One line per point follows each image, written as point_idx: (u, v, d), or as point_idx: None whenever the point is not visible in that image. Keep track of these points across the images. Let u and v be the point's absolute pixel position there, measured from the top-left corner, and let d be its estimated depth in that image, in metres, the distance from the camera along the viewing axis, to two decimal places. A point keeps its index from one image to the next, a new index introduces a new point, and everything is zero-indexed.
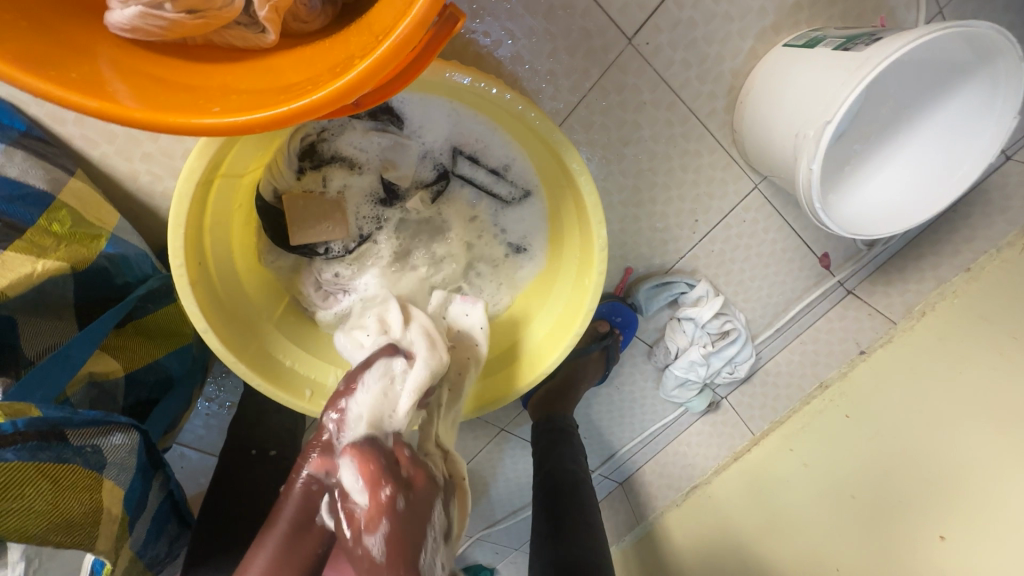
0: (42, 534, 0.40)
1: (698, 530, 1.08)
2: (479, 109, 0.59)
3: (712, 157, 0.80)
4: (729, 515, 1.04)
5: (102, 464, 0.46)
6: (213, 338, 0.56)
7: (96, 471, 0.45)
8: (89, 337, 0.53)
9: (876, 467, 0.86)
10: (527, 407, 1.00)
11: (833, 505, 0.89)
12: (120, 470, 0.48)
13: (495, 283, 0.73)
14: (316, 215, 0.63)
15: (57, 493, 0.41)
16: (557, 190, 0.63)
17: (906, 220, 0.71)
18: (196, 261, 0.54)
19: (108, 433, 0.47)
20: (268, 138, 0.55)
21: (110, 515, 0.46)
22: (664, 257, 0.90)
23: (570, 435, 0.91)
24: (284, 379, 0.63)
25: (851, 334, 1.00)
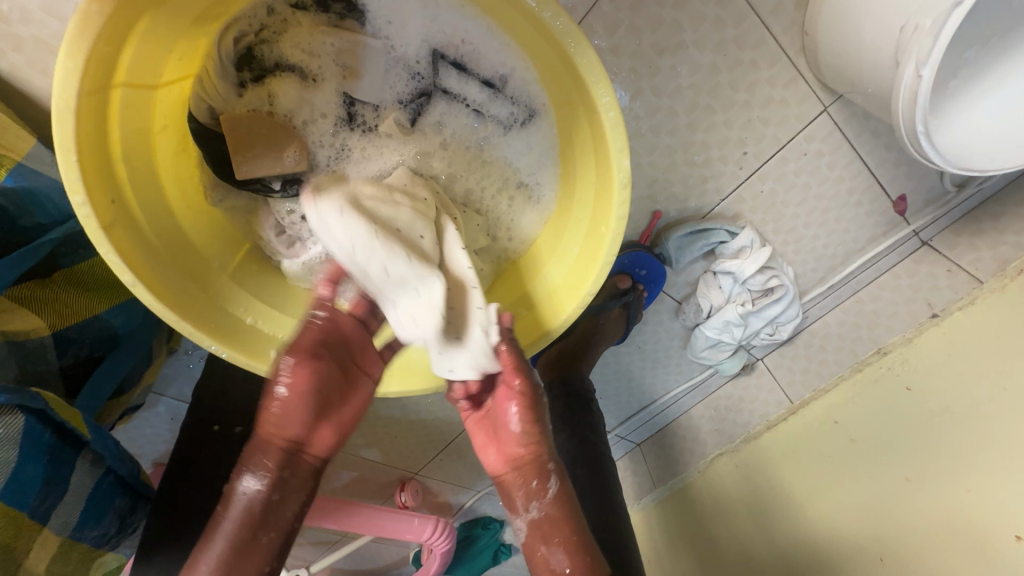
0: None
1: (720, 500, 1.01)
2: None
3: (773, 70, 0.63)
4: (753, 488, 0.96)
5: None
6: (143, 293, 0.45)
7: None
8: None
9: (942, 452, 0.73)
10: (536, 364, 0.90)
11: (880, 487, 0.78)
12: None
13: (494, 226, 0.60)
14: (265, 141, 0.51)
15: None
16: (567, 108, 0.49)
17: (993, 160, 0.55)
18: (108, 198, 0.43)
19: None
20: (180, 29, 0.42)
21: None
22: (701, 199, 0.75)
23: (589, 402, 0.82)
24: (243, 341, 0.53)
25: (920, 292, 0.85)
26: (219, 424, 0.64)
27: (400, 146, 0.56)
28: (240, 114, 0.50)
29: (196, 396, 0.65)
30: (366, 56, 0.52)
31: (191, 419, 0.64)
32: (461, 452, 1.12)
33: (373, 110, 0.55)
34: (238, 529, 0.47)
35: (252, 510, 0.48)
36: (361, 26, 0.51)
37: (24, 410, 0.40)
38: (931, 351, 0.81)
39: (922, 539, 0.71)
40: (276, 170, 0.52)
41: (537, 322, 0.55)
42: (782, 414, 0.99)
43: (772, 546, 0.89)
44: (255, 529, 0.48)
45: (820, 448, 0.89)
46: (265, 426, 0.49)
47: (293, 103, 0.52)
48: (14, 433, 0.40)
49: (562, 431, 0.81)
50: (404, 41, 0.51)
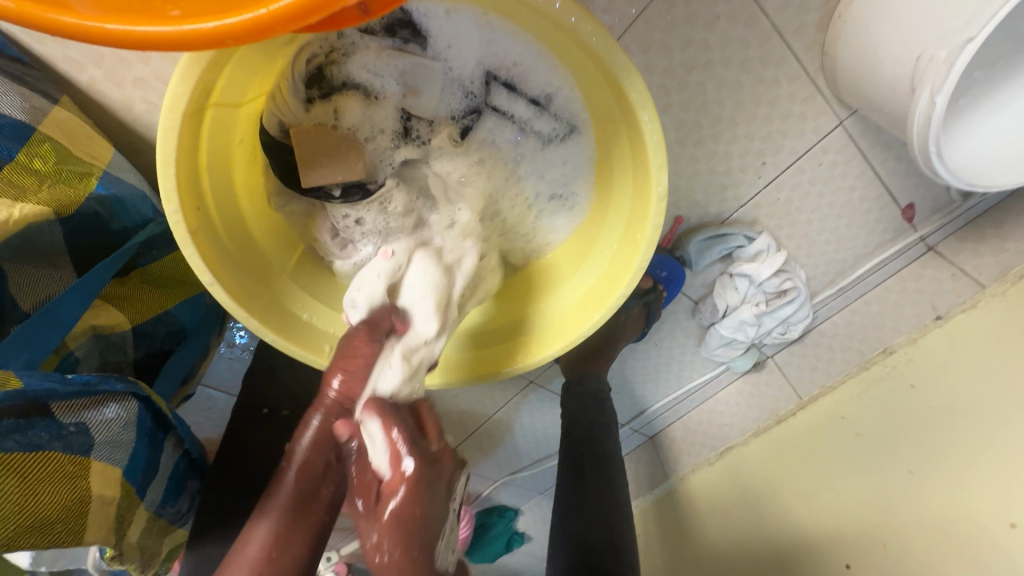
0: (12, 537, 0.37)
1: (727, 491, 1.06)
2: (519, 25, 0.49)
3: (794, 87, 0.68)
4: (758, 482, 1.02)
5: (89, 446, 0.42)
6: (220, 291, 0.51)
7: (81, 455, 0.41)
8: (77, 296, 0.47)
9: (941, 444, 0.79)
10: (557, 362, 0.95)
11: (886, 478, 0.83)
12: (114, 448, 0.44)
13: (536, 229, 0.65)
14: (327, 152, 0.55)
15: (27, 491, 0.37)
16: (608, 129, 0.54)
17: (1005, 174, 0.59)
18: (195, 206, 0.47)
19: (100, 405, 0.43)
20: (267, 56, 0.46)
21: (102, 500, 0.43)
22: (721, 205, 0.79)
23: (602, 402, 0.86)
24: (300, 334, 0.59)
25: (925, 295, 0.89)
26: (267, 407, 0.68)
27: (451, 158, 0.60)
28: (308, 127, 0.54)
29: (248, 381, 0.70)
30: (427, 78, 0.56)
31: (243, 404, 0.69)
32: (481, 443, 1.16)
33: (427, 125, 0.60)
34: (296, 488, 0.52)
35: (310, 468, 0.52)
36: (423, 49, 0.54)
37: (138, 399, 0.46)
38: (938, 351, 0.86)
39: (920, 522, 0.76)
40: (339, 178, 0.56)
41: (566, 327, 0.60)
42: (791, 409, 1.03)
43: (777, 532, 0.94)
44: (314, 484, 0.52)
45: (828, 441, 0.94)
46: (323, 401, 0.51)
47: (357, 119, 0.56)
48: (129, 419, 0.45)
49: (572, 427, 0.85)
50: (461, 62, 0.55)
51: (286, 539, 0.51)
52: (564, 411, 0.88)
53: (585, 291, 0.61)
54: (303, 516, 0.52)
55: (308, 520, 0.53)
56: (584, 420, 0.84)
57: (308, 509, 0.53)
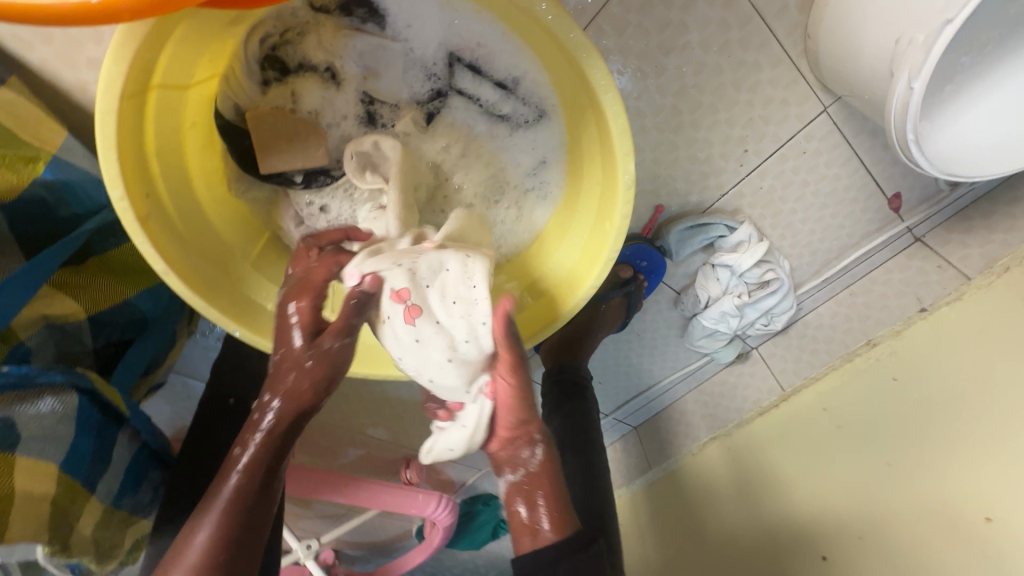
0: None
1: (708, 479, 1.06)
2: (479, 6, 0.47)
3: (776, 71, 0.66)
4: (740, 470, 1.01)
5: (16, 442, 0.41)
6: (175, 281, 0.49)
7: (9, 451, 0.40)
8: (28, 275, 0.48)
9: (922, 436, 0.78)
10: (537, 351, 0.94)
11: (866, 470, 0.82)
12: (49, 442, 0.43)
13: (512, 215, 0.62)
14: (287, 137, 0.55)
15: None
16: (574, 112, 0.52)
17: (975, 167, 0.58)
18: (142, 191, 0.46)
19: (37, 398, 0.42)
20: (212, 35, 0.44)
21: (38, 496, 0.42)
22: (702, 193, 0.77)
23: (583, 389, 0.85)
24: (263, 326, 0.56)
25: (910, 286, 0.87)
26: (235, 397, 0.67)
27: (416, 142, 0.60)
28: (266, 110, 0.54)
29: (216, 368, 0.69)
30: (387, 60, 0.55)
31: (211, 393, 0.67)
32: (464, 433, 1.16)
33: (391, 109, 0.59)
34: (240, 489, 0.49)
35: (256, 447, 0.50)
36: (382, 29, 0.53)
37: (82, 393, 0.45)
38: (921, 345, 0.85)
39: (897, 515, 0.76)
40: (299, 164, 0.56)
41: (545, 309, 0.58)
42: (773, 401, 1.02)
43: (758, 519, 0.94)
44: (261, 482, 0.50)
45: (810, 432, 0.93)
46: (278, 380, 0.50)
47: (317, 102, 0.56)
48: (71, 412, 0.44)
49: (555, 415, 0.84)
50: (423, 42, 0.54)
51: (241, 532, 0.49)
52: (546, 398, 0.87)
53: (563, 274, 0.58)
54: (251, 509, 0.49)
55: (256, 527, 0.49)
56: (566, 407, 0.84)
57: (259, 501, 0.50)
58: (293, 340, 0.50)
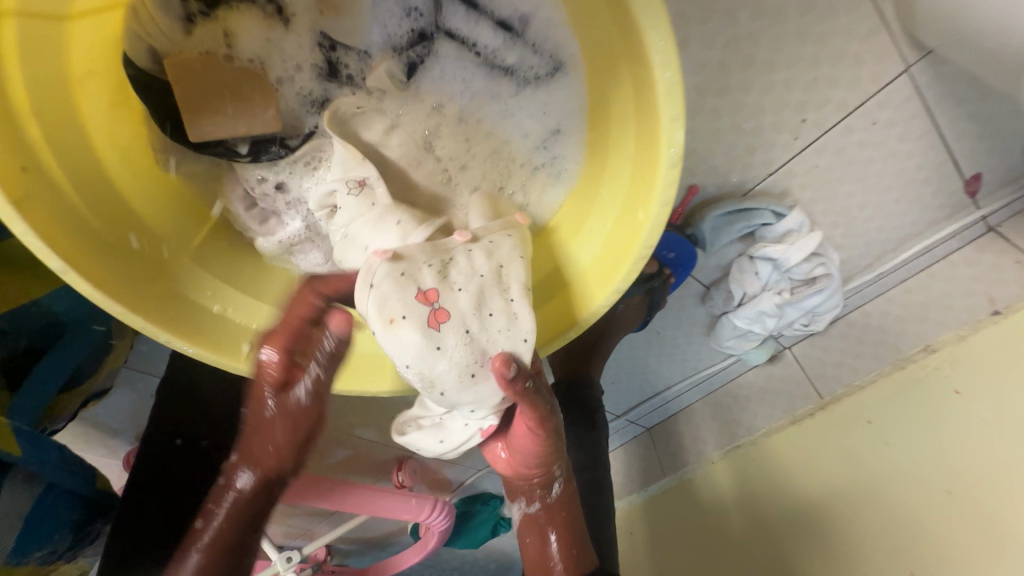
0: None
1: (726, 497, 0.96)
2: None
3: (852, 18, 0.52)
4: (762, 485, 0.91)
5: None
6: (78, 281, 0.37)
7: None
8: None
9: (990, 466, 0.66)
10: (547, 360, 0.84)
11: (920, 496, 0.71)
12: None
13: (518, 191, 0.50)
14: (223, 93, 0.44)
15: None
16: (598, 58, 0.39)
17: None
18: (14, 162, 0.34)
19: None
20: None
21: None
22: (745, 172, 0.64)
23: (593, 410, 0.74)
24: (209, 336, 0.44)
25: (981, 284, 0.75)
26: (181, 438, 0.57)
27: (396, 102, 0.48)
28: (191, 57, 0.42)
29: (161, 398, 0.57)
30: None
31: (151, 431, 0.57)
32: None
33: (358, 58, 0.47)
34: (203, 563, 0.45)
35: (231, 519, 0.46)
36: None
37: None
38: (989, 352, 0.70)
39: (959, 559, 0.65)
40: (242, 129, 0.45)
41: (562, 315, 0.47)
42: (810, 410, 0.89)
43: (787, 541, 0.85)
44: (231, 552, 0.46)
45: (851, 449, 0.81)
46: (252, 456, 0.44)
47: (258, 47, 0.45)
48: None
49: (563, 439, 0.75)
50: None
51: None
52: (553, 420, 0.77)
53: (582, 271, 0.47)
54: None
55: None
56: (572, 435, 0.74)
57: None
58: (262, 399, 0.43)
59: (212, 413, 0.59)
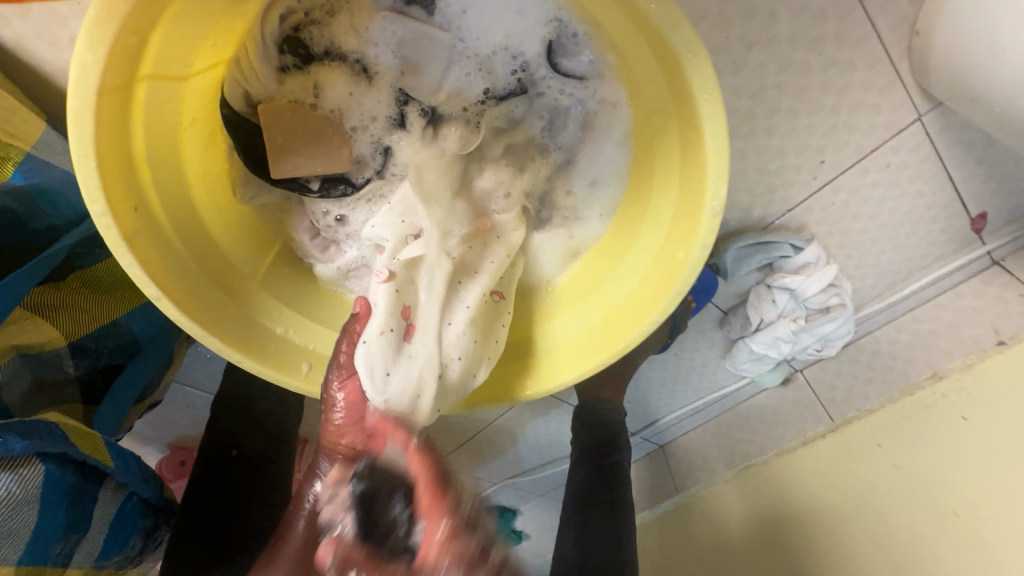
0: None
1: (729, 520, 0.99)
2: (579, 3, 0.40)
3: (870, 72, 0.57)
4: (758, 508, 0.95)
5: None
6: (169, 306, 0.41)
7: None
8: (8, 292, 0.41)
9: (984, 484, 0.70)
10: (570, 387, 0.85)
11: (924, 517, 0.74)
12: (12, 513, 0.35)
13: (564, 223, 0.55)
14: (305, 138, 0.48)
15: None
16: (650, 116, 0.45)
17: None
18: (129, 204, 0.38)
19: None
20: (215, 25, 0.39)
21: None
22: (767, 208, 0.69)
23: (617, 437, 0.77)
24: (273, 354, 0.48)
25: (987, 316, 0.77)
26: (237, 448, 0.59)
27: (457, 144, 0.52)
28: (282, 105, 0.48)
29: (214, 414, 0.61)
30: (424, 49, 0.48)
31: (208, 442, 0.59)
32: (481, 451, 1.03)
33: (423, 112, 0.52)
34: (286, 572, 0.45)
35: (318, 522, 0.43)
36: (427, 13, 0.47)
37: (50, 452, 0.37)
38: (996, 381, 0.74)
39: None
40: (317, 169, 0.50)
41: (521, 374, 0.53)
42: (821, 431, 0.92)
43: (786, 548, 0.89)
44: None
45: (862, 472, 0.83)
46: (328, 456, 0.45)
47: (341, 99, 0.50)
48: (33, 492, 0.36)
49: (582, 462, 0.76)
50: (477, 34, 0.48)
51: None
52: (574, 445, 0.79)
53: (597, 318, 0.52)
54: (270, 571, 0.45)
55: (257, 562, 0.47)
56: (594, 453, 0.76)
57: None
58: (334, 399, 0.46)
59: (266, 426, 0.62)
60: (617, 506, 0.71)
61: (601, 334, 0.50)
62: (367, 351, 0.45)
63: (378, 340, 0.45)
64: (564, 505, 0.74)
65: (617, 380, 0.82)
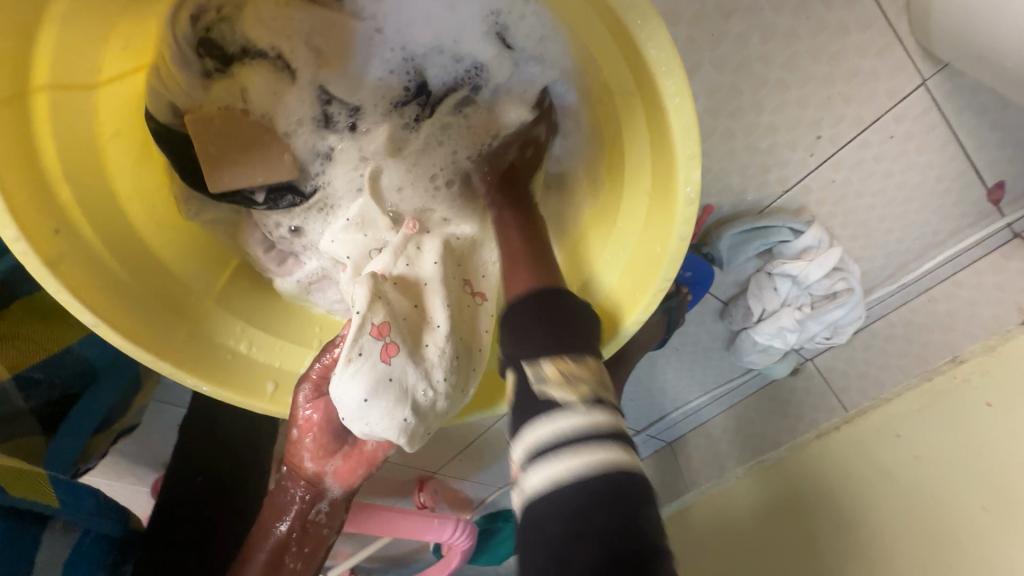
0: None
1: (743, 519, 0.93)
2: None
3: (865, 35, 0.52)
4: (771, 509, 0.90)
5: None
6: (111, 334, 0.38)
7: None
8: None
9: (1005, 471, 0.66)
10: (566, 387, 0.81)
11: (944, 509, 0.69)
12: None
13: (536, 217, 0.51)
14: (241, 145, 0.46)
15: None
16: (613, 99, 0.41)
17: None
18: (48, 226, 0.35)
19: None
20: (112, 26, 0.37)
21: None
22: (760, 190, 0.64)
23: None
24: (233, 375, 0.45)
25: (1010, 292, 0.71)
26: (202, 474, 0.57)
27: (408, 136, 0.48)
28: (209, 113, 0.45)
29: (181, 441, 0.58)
30: (346, 41, 0.47)
31: (176, 469, 0.57)
32: (482, 455, 0.99)
33: (353, 110, 0.49)
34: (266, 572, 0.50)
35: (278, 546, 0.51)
36: (338, 3, 0.47)
37: None
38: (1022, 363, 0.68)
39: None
40: (261, 177, 0.46)
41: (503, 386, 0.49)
42: (835, 423, 0.86)
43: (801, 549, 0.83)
44: None
45: (880, 462, 0.77)
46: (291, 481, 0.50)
47: (266, 100, 0.47)
48: None
49: None
50: (408, 22, 0.47)
51: None
52: None
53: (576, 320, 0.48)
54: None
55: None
56: None
57: None
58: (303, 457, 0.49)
59: (235, 449, 0.60)
60: None
61: None
62: (338, 380, 0.39)
63: (348, 372, 0.39)
64: None
65: (613, 380, 0.77)
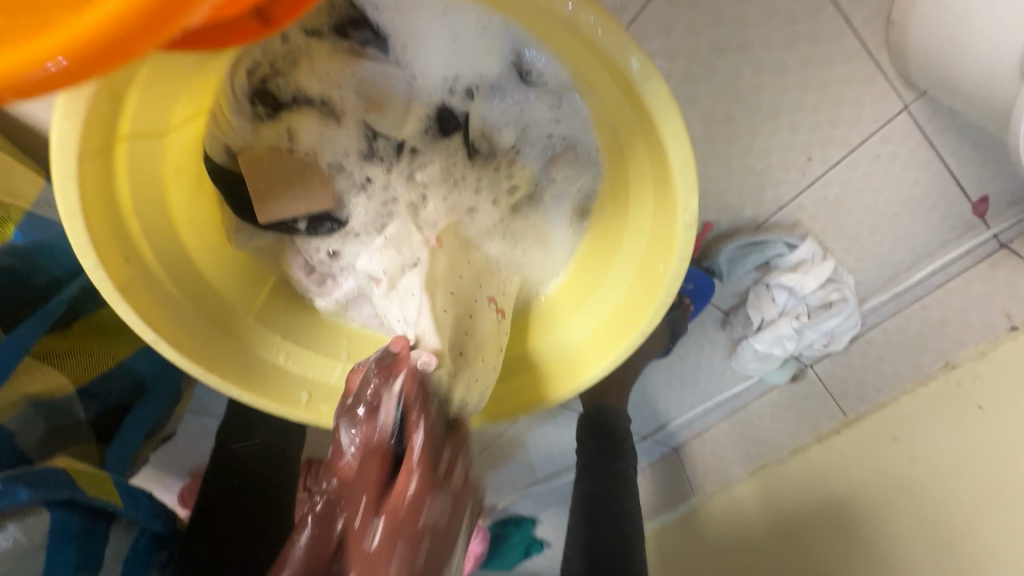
0: None
1: (750, 527, 0.95)
2: (528, 25, 0.41)
3: (849, 67, 0.56)
4: (771, 513, 0.93)
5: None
6: (167, 349, 0.43)
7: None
8: (14, 344, 0.44)
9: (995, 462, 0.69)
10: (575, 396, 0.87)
11: (933, 507, 0.73)
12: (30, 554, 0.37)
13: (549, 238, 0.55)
14: (288, 180, 0.50)
15: None
16: (618, 135, 0.45)
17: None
18: (120, 255, 0.39)
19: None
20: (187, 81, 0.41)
21: None
22: (757, 208, 0.68)
23: (618, 438, 0.77)
24: (273, 385, 0.50)
25: (997, 300, 0.75)
26: (239, 474, 0.62)
27: (432, 158, 0.53)
28: (259, 152, 0.49)
29: (217, 441, 0.64)
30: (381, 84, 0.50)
31: (213, 468, 0.62)
32: (494, 461, 1.03)
33: (393, 144, 0.53)
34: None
35: (312, 562, 0.38)
36: (384, 54, 0.49)
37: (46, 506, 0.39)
38: (1011, 368, 0.71)
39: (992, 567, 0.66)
40: (302, 208, 0.51)
41: (521, 392, 0.52)
42: (834, 427, 0.90)
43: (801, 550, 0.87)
44: None
45: (878, 465, 0.81)
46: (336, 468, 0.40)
47: (314, 140, 0.50)
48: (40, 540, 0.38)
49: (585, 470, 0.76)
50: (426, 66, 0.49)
51: None
52: (579, 451, 0.79)
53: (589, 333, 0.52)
54: None
55: None
56: (595, 461, 0.76)
57: None
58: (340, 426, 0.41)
59: (273, 451, 0.65)
60: (622, 514, 0.71)
61: (588, 350, 0.51)
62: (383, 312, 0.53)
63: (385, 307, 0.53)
64: (574, 513, 0.74)
65: (621, 387, 0.81)
